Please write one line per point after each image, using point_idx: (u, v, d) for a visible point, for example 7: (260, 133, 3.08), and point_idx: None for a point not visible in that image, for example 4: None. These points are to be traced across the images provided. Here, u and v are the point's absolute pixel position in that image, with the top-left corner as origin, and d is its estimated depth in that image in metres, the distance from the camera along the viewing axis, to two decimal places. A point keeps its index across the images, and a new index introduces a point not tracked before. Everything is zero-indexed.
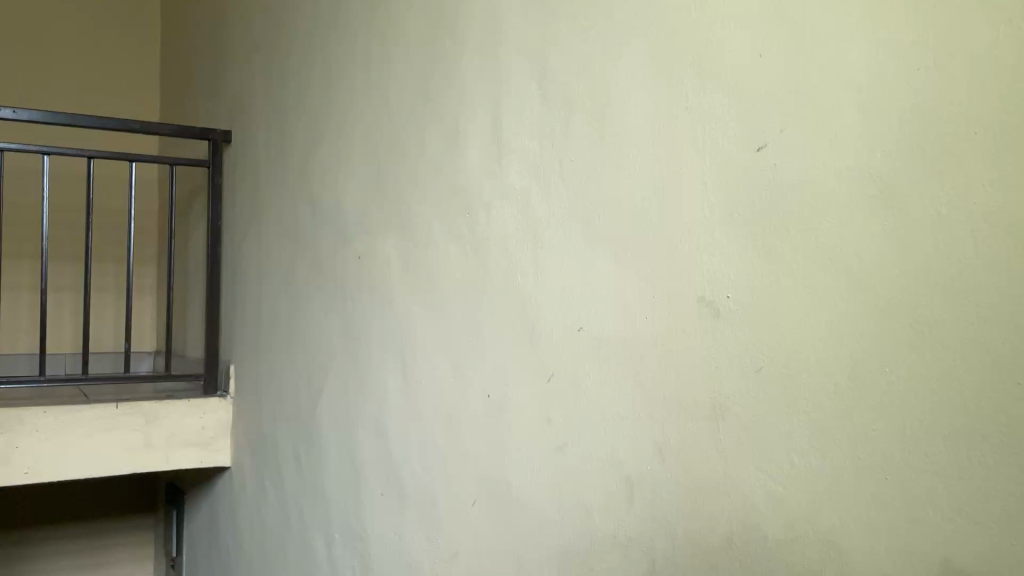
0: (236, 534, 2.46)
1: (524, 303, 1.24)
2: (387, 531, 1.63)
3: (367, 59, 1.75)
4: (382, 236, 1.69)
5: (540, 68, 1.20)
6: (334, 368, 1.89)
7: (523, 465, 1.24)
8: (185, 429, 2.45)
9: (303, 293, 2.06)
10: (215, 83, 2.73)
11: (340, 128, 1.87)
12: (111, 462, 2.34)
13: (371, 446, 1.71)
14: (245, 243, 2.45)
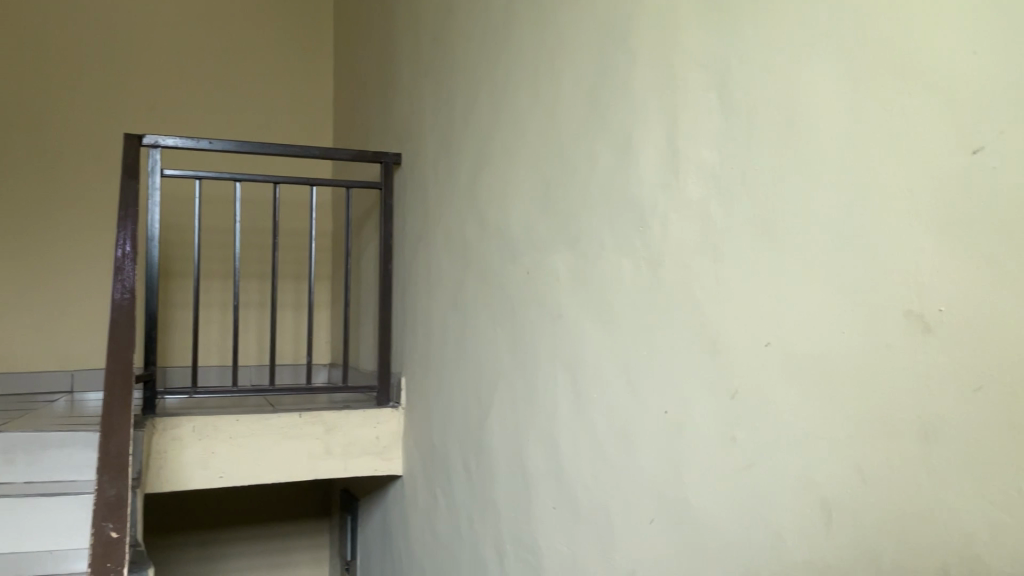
0: (409, 543, 2.54)
1: (704, 318, 1.21)
2: (560, 545, 1.63)
3: (534, 75, 1.77)
4: (551, 251, 1.70)
5: (720, 77, 1.17)
6: (503, 382, 1.92)
7: (706, 484, 1.20)
8: (362, 438, 2.56)
9: (472, 308, 2.11)
10: (386, 107, 2.85)
11: (507, 146, 1.90)
12: (296, 468, 2.47)
13: (542, 459, 1.72)
14: (415, 260, 2.54)
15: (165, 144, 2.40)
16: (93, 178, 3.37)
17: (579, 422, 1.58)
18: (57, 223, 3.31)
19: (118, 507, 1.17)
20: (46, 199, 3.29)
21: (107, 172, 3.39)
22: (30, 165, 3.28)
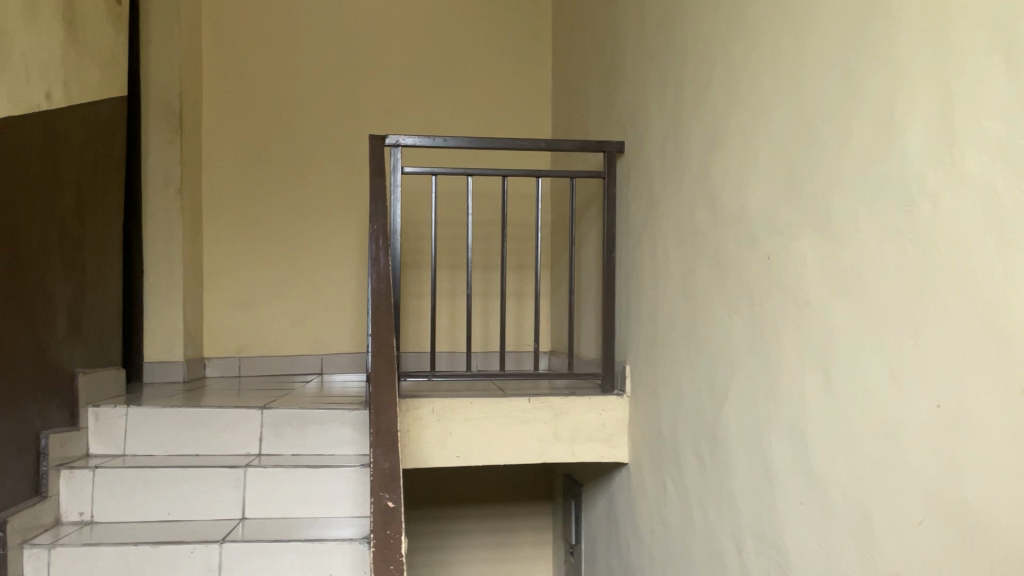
0: (636, 530, 2.54)
1: (985, 303, 1.11)
2: (809, 542, 1.57)
3: (778, 51, 1.70)
4: (797, 234, 1.63)
5: (1007, 38, 1.06)
6: (740, 370, 1.87)
7: (987, 483, 1.10)
8: (588, 424, 2.59)
9: (704, 296, 2.07)
10: (609, 94, 2.84)
11: (744, 126, 1.85)
12: (526, 450, 2.55)
13: (787, 451, 1.66)
14: (640, 247, 2.52)
15: (405, 143, 2.54)
16: (338, 172, 3.53)
17: (830, 412, 1.50)
18: (305, 216, 3.50)
19: (393, 479, 1.25)
20: (296, 193, 3.50)
21: (348, 167, 3.53)
22: (283, 162, 3.49)
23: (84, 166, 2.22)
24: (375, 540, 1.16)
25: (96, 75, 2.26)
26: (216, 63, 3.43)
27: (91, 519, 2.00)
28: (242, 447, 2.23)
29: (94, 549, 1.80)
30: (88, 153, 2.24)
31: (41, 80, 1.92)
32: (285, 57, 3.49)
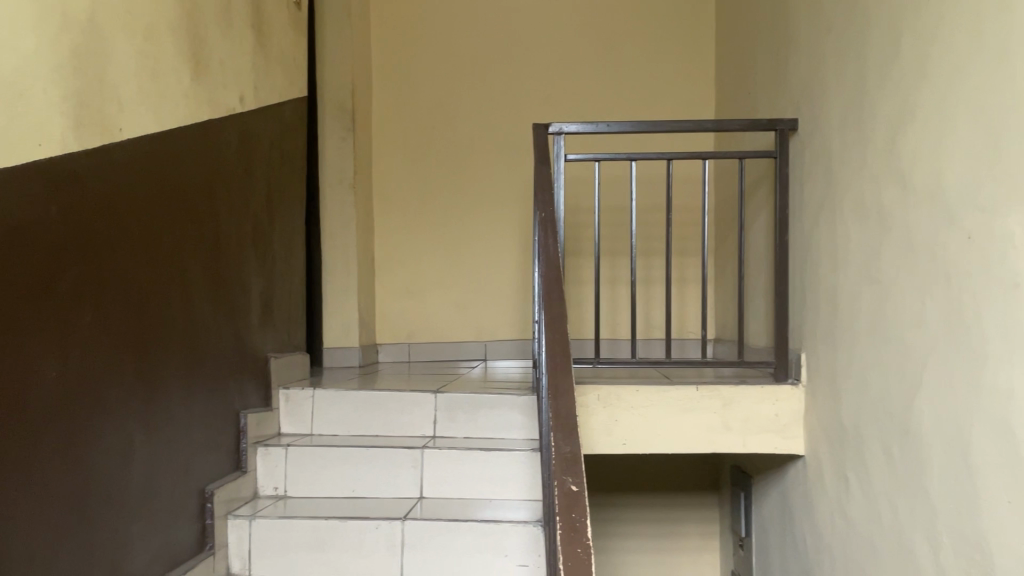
0: (815, 525, 2.43)
1: None
2: (1018, 546, 1.44)
3: (980, 9, 1.55)
4: (1002, 211, 1.49)
5: None
6: (936, 358, 1.74)
7: None
8: (760, 414, 2.49)
9: (892, 279, 1.94)
10: (782, 69, 2.70)
11: (940, 97, 1.71)
12: (695, 440, 2.49)
13: (992, 447, 1.53)
14: (817, 229, 2.40)
15: (568, 131, 2.54)
16: (500, 162, 3.57)
17: None
18: (469, 206, 3.57)
19: (575, 462, 1.26)
20: (460, 184, 3.57)
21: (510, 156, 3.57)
22: (447, 154, 3.58)
23: (272, 162, 2.37)
24: (560, 523, 1.17)
25: (280, 75, 2.40)
26: (384, 62, 3.58)
27: (285, 493, 2.15)
28: (417, 429, 2.32)
29: (289, 522, 1.94)
30: (275, 151, 2.39)
31: (235, 84, 2.06)
32: (449, 50, 3.57)
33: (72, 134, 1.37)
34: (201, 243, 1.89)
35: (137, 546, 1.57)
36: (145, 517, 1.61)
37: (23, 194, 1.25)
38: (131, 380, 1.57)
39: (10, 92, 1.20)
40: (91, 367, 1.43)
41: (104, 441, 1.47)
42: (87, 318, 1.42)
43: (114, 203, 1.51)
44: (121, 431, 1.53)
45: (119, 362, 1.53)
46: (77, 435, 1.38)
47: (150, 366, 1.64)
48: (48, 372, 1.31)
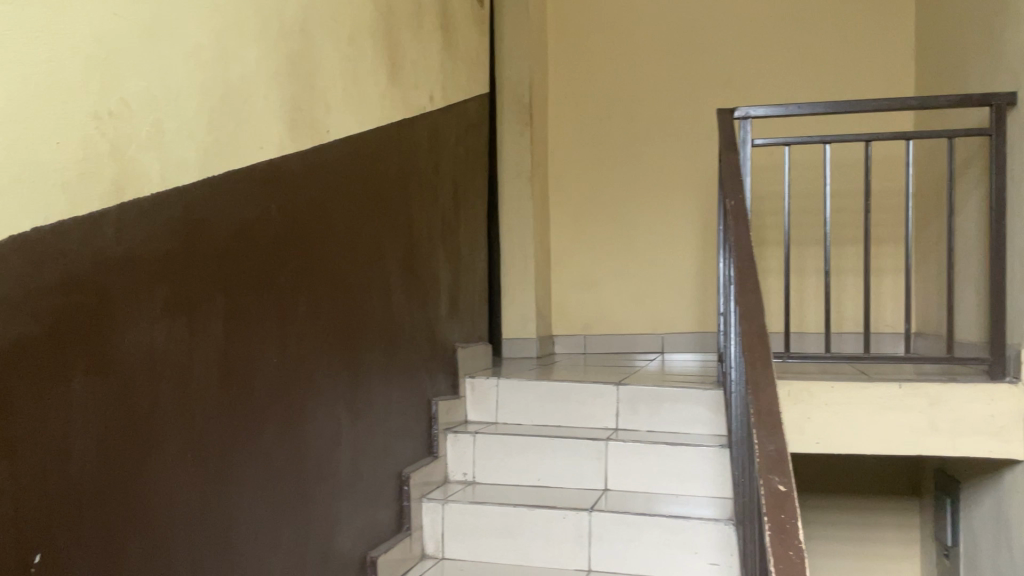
0: None
1: None
2: None
3: None
4: None
5: None
6: None
7: None
8: (973, 415, 2.27)
9: None
10: (999, 37, 2.46)
11: None
12: (898, 441, 2.33)
13: None
14: None
15: (755, 115, 2.43)
16: (678, 151, 3.41)
17: None
18: (646, 196, 3.44)
19: (781, 462, 1.20)
20: (637, 174, 3.45)
21: (692, 136, 3.39)
22: (623, 142, 3.46)
23: (457, 158, 2.42)
24: (769, 523, 1.13)
25: (465, 73, 2.46)
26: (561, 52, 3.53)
27: (473, 479, 2.22)
28: (600, 421, 2.31)
29: (480, 507, 1.99)
30: (461, 147, 2.45)
31: (425, 83, 2.13)
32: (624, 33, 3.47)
33: (287, 136, 1.46)
34: (397, 238, 1.97)
35: (346, 524, 1.67)
36: (351, 498, 1.70)
37: (247, 194, 1.35)
38: (339, 368, 1.66)
39: (237, 99, 1.30)
40: (305, 355, 1.53)
41: (317, 425, 1.57)
42: (300, 309, 1.52)
43: (323, 201, 1.61)
44: (330, 416, 1.62)
45: (329, 352, 1.62)
46: (294, 418, 1.49)
47: (354, 355, 1.73)
48: (269, 359, 1.41)
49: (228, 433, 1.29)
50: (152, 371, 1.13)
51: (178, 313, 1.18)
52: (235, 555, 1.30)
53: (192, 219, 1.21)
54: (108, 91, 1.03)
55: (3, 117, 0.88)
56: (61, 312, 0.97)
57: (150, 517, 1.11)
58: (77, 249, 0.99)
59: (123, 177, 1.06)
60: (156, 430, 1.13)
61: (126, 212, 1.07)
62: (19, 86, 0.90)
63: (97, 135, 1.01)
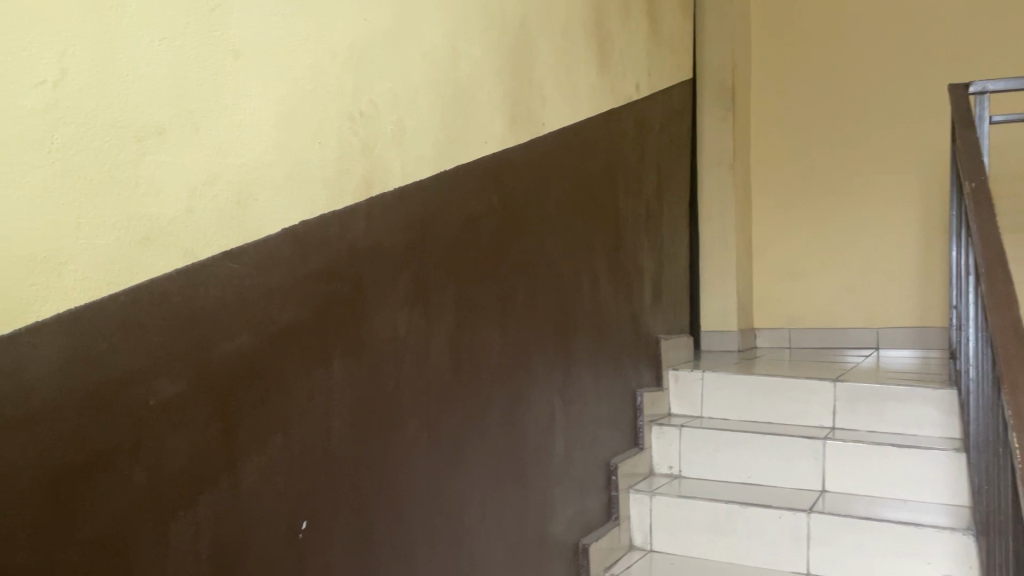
0: None
1: None
2: None
3: None
4: None
5: None
6: None
7: None
8: None
9: None
10: None
11: None
12: None
13: None
14: None
15: (994, 89, 2.21)
16: (896, 132, 3.10)
17: None
18: (858, 182, 3.17)
19: None
20: (849, 158, 3.18)
21: (910, 110, 3.07)
22: (831, 124, 3.21)
23: (661, 148, 2.38)
24: None
25: (670, 61, 2.42)
26: (763, 30, 3.33)
27: (679, 473, 2.19)
28: (814, 419, 2.20)
29: (690, 501, 1.96)
30: (665, 136, 2.41)
31: (632, 72, 2.11)
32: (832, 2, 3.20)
33: (509, 129, 1.50)
34: (608, 227, 1.96)
35: (560, 510, 1.69)
36: (565, 485, 1.72)
37: (475, 188, 1.40)
38: (554, 355, 1.68)
39: (466, 96, 1.35)
40: (524, 344, 1.56)
41: (534, 411, 1.60)
42: (520, 296, 1.56)
43: (539, 191, 1.63)
44: (547, 404, 1.65)
45: (545, 339, 1.65)
46: (514, 403, 1.52)
47: (568, 345, 1.75)
48: (493, 346, 1.46)
49: (460, 418, 1.35)
50: (395, 356, 1.20)
51: (416, 301, 1.25)
52: (465, 533, 1.36)
53: (428, 212, 1.27)
54: (359, 93, 1.10)
55: (277, 120, 0.97)
56: (322, 300, 1.05)
57: (394, 492, 1.18)
58: (335, 240, 1.07)
59: (372, 174, 1.13)
60: (399, 411, 1.20)
61: (374, 205, 1.15)
62: (290, 91, 0.99)
63: (351, 133, 1.09)
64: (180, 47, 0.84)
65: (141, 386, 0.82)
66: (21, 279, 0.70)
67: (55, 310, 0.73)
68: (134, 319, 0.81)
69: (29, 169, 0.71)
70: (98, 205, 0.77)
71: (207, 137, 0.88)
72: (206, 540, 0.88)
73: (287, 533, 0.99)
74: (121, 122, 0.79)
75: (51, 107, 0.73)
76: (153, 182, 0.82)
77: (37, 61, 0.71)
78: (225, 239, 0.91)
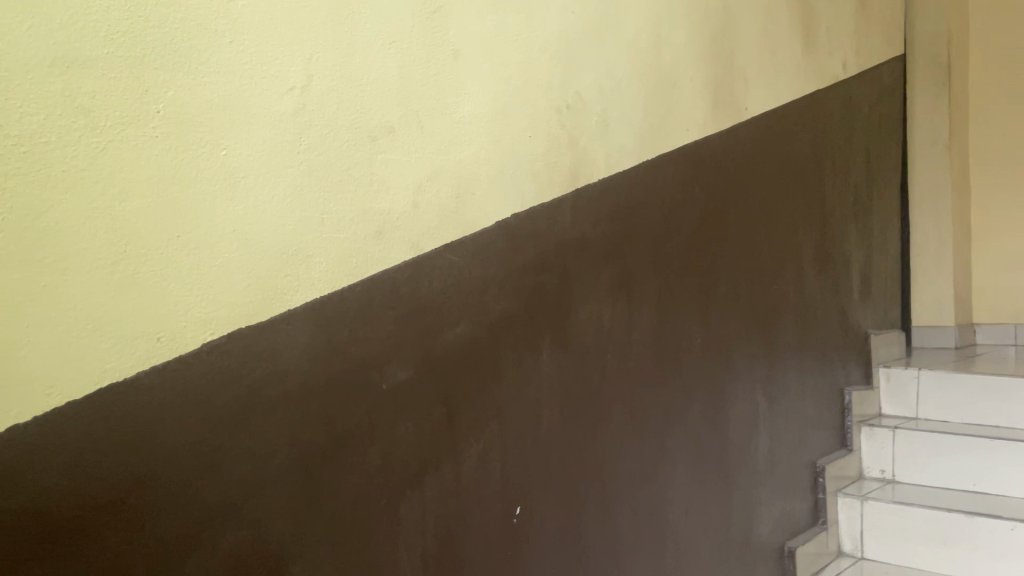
0: None
1: None
2: None
3: None
4: None
5: None
6: None
7: None
8: None
9: None
10: None
11: None
12: None
13: None
14: None
15: None
16: None
17: None
18: None
19: None
20: None
21: None
22: None
23: (869, 130, 2.23)
24: None
25: (878, 37, 2.26)
26: None
27: (893, 478, 2.05)
28: None
29: (906, 508, 1.83)
30: (873, 117, 2.25)
31: (838, 49, 1.99)
32: None
33: (711, 116, 1.46)
34: (813, 214, 1.86)
35: (765, 511, 1.63)
36: (770, 484, 1.65)
37: (678, 176, 1.37)
38: (758, 349, 1.61)
39: (669, 83, 1.32)
40: (728, 337, 1.51)
41: (738, 407, 1.54)
42: (722, 287, 1.51)
43: (740, 178, 1.57)
44: (752, 398, 1.59)
45: (749, 332, 1.59)
46: (718, 398, 1.48)
47: (773, 338, 1.67)
48: (697, 338, 1.42)
49: (665, 410, 1.33)
50: (602, 347, 1.20)
51: (621, 292, 1.24)
52: (670, 529, 1.33)
53: (631, 202, 1.26)
54: (567, 86, 1.11)
55: (493, 115, 1.00)
56: (533, 289, 1.07)
57: (602, 483, 1.19)
58: (543, 233, 1.09)
59: (578, 166, 1.14)
60: (605, 402, 1.20)
61: (581, 196, 1.15)
62: (502, 87, 1.01)
63: (558, 126, 1.10)
64: (406, 49, 0.89)
65: (375, 371, 0.87)
66: (277, 271, 0.77)
67: (305, 300, 0.80)
68: (369, 308, 0.86)
69: (282, 170, 0.77)
70: (339, 202, 0.83)
71: (431, 134, 0.92)
72: (433, 519, 0.93)
73: (503, 517, 1.02)
74: (356, 123, 0.84)
75: (300, 112, 0.79)
76: (384, 179, 0.87)
77: (287, 69, 0.77)
78: (445, 232, 0.95)
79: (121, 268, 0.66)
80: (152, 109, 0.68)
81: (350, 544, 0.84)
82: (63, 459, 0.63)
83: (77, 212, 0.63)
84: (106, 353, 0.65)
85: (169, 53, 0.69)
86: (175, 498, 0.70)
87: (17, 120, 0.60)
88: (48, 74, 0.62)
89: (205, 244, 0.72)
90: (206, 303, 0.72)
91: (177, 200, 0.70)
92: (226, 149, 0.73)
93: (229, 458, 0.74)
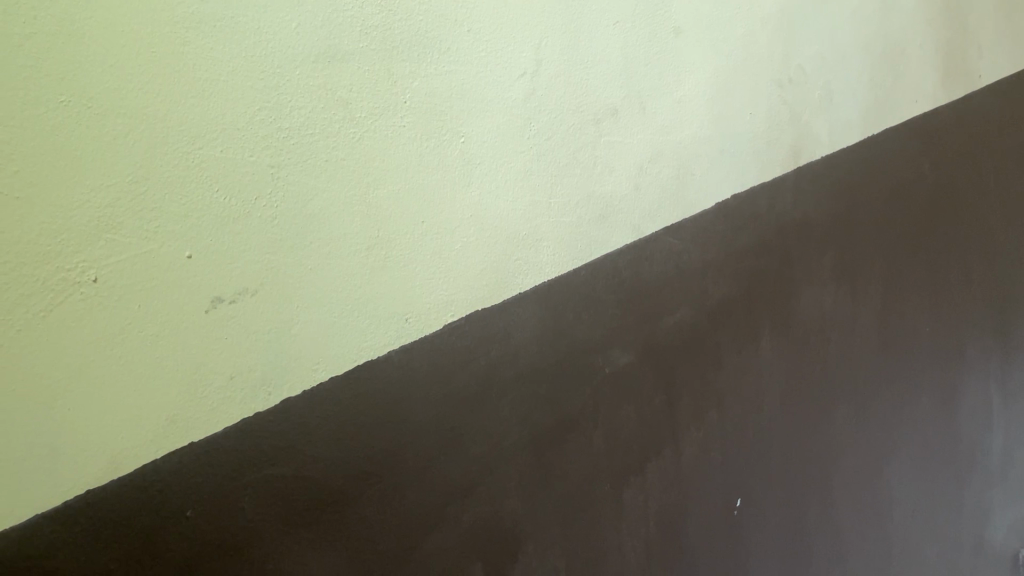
0: None
1: None
2: None
3: None
4: None
5: None
6: None
7: None
8: None
9: None
10: None
11: None
12: None
13: None
14: None
15: None
16: None
17: None
18: None
19: None
20: None
21: None
22: None
23: None
24: None
25: None
26: None
27: None
28: None
29: None
30: None
31: None
32: None
33: (939, 86, 1.35)
34: None
35: (997, 512, 1.50)
36: (1004, 484, 1.52)
37: (904, 152, 1.28)
38: (991, 337, 1.48)
39: (894, 53, 1.23)
40: (959, 324, 1.40)
41: (969, 400, 1.42)
42: (952, 270, 1.39)
43: (971, 152, 1.43)
44: (983, 391, 1.46)
45: (982, 319, 1.46)
46: (948, 392, 1.37)
47: (1007, 326, 1.53)
48: (925, 327, 1.32)
49: (890, 401, 1.25)
50: (824, 334, 1.13)
51: (843, 277, 1.17)
52: (896, 530, 1.26)
53: (855, 181, 1.18)
54: (789, 59, 1.05)
55: (714, 93, 0.97)
56: (753, 274, 1.03)
57: (825, 476, 1.13)
58: (763, 214, 1.04)
59: (799, 144, 1.08)
60: (828, 392, 1.14)
61: (802, 174, 1.09)
62: (723, 64, 0.97)
63: (779, 102, 1.05)
64: (630, 29, 0.87)
65: (599, 355, 0.87)
66: (508, 255, 0.79)
67: (533, 283, 0.81)
68: (593, 292, 0.86)
69: (514, 155, 0.79)
70: (565, 185, 0.83)
71: (654, 116, 0.90)
72: (655, 505, 0.92)
73: (724, 506, 0.99)
74: (582, 108, 0.84)
75: (531, 96, 0.80)
76: (609, 162, 0.87)
77: (518, 54, 0.78)
78: (666, 215, 0.93)
79: (375, 252, 0.70)
80: (400, 100, 0.70)
81: (577, 525, 0.84)
82: (327, 431, 0.67)
83: (338, 200, 0.67)
84: (361, 334, 0.69)
85: (413, 45, 0.71)
86: (422, 473, 0.73)
87: (289, 115, 0.64)
88: (313, 69, 0.65)
89: (445, 228, 0.74)
90: (446, 286, 0.75)
91: (422, 186, 0.72)
92: (464, 137, 0.75)
93: (468, 436, 0.76)
